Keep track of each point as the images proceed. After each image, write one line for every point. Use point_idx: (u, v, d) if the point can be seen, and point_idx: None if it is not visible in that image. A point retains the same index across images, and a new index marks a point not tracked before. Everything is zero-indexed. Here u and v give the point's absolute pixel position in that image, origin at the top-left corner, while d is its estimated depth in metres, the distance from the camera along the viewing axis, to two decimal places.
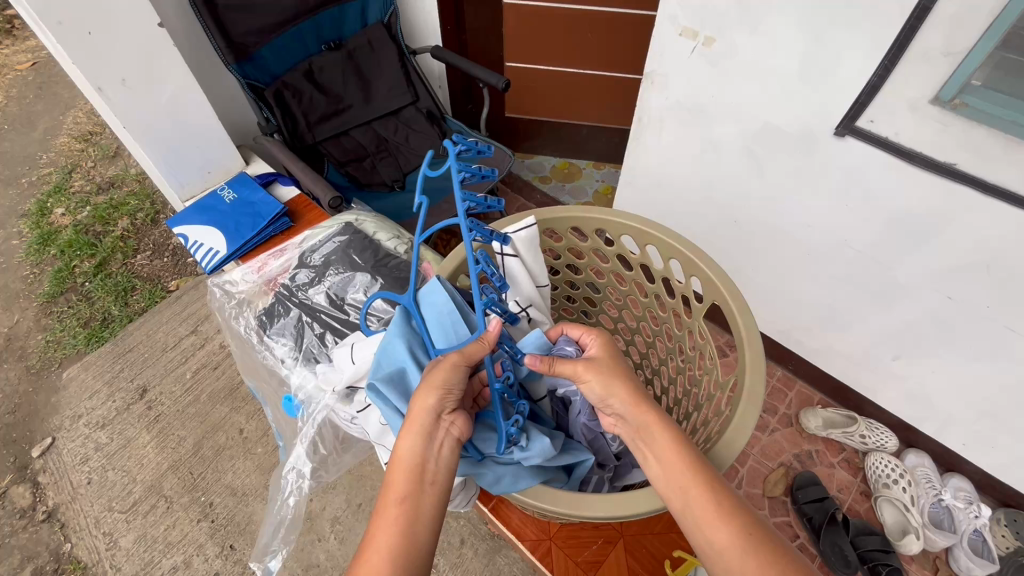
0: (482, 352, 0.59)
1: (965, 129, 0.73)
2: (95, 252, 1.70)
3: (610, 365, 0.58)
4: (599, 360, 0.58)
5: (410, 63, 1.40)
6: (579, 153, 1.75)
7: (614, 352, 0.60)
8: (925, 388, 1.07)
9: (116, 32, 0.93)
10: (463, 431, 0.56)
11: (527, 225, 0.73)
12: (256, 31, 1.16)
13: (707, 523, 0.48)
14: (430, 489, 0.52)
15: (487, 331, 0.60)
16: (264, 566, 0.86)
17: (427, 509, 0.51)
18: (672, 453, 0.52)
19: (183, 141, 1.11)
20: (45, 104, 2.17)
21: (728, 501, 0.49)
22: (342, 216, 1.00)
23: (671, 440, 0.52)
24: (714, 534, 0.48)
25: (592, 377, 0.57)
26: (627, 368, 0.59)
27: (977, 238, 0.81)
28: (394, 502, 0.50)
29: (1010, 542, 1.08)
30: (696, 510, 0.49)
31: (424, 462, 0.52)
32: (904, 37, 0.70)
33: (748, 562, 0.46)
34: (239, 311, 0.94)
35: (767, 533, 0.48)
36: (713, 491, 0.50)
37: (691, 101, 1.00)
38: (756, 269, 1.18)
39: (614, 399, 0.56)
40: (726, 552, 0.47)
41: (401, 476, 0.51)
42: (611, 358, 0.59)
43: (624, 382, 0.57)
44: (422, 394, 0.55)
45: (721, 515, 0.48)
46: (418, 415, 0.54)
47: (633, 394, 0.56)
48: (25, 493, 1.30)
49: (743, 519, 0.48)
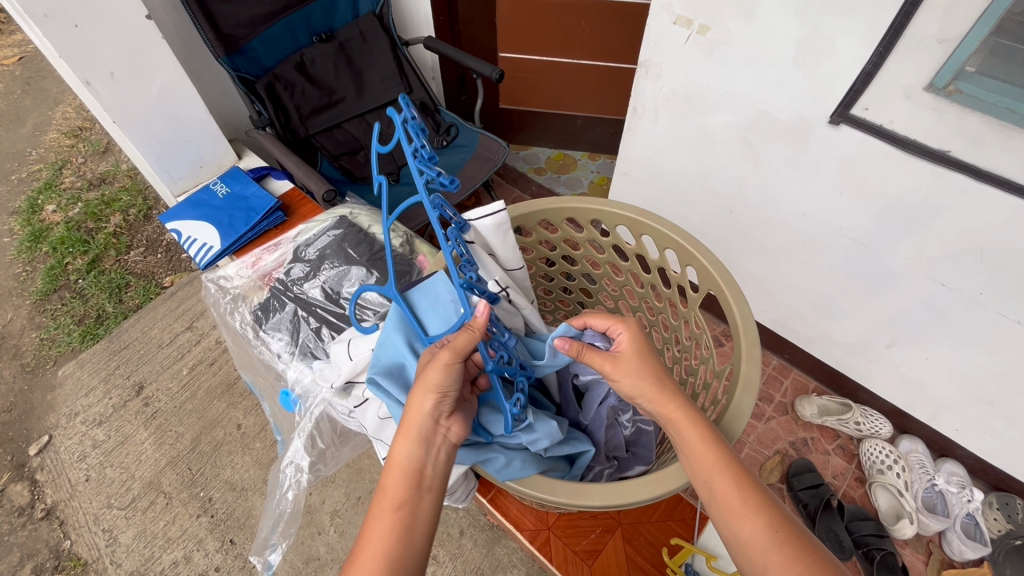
0: (472, 341, 0.56)
1: (959, 116, 0.73)
2: (87, 248, 1.69)
3: (640, 361, 0.56)
4: (628, 356, 0.56)
5: (403, 54, 1.38)
6: (573, 144, 1.74)
7: (643, 346, 0.58)
8: (918, 375, 1.08)
9: (103, 24, 0.91)
10: (459, 435, 0.56)
11: (495, 210, 0.71)
12: (246, 23, 1.15)
13: (733, 517, 0.49)
14: (428, 494, 0.52)
15: (477, 317, 0.58)
16: (264, 560, 0.86)
17: (424, 514, 0.51)
18: (702, 448, 0.51)
19: (174, 134, 1.09)
20: (33, 99, 2.15)
21: (757, 496, 0.49)
22: (337, 210, 1.00)
23: (702, 435, 0.52)
24: (741, 528, 0.49)
25: (620, 377, 0.56)
26: (657, 364, 0.57)
27: (971, 225, 0.81)
28: (391, 507, 0.51)
29: (1001, 525, 1.10)
30: (724, 504, 0.50)
31: (422, 468, 0.53)
32: (898, 23, 0.70)
33: (772, 557, 0.47)
34: (234, 306, 0.93)
35: (795, 528, 0.48)
36: (741, 487, 0.50)
37: (685, 90, 0.99)
38: (751, 258, 1.19)
39: (642, 397, 0.55)
40: (752, 546, 0.48)
41: (399, 482, 0.52)
42: (642, 353, 0.57)
43: (654, 380, 0.55)
44: (419, 397, 0.54)
45: (747, 511, 0.49)
46: (415, 419, 0.54)
47: (663, 391, 0.54)
48: (23, 491, 1.30)
49: (771, 515, 0.49)
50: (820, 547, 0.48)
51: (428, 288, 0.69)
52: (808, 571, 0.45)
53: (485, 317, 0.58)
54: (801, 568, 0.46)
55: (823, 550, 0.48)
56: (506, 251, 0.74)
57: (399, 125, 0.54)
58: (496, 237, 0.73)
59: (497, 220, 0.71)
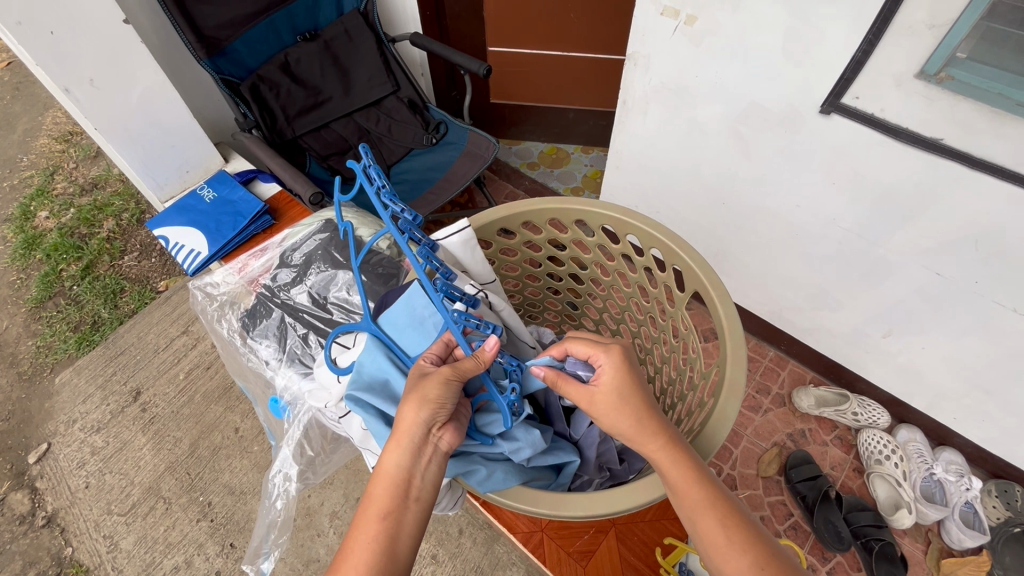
0: (476, 370, 0.55)
1: (950, 103, 0.71)
2: (81, 255, 1.68)
3: (619, 398, 0.53)
4: (604, 394, 0.54)
5: (389, 51, 1.37)
6: (566, 138, 1.73)
7: (623, 378, 0.54)
8: (916, 365, 1.07)
9: (81, 31, 0.90)
10: (451, 445, 0.55)
11: (459, 229, 0.71)
12: (228, 24, 1.13)
13: (718, 554, 0.48)
14: (414, 505, 0.51)
15: (484, 350, 0.56)
16: (257, 567, 0.86)
17: (409, 523, 0.51)
18: (686, 485, 0.50)
19: (158, 140, 1.08)
20: (23, 104, 2.13)
21: (744, 535, 0.48)
22: (322, 212, 0.99)
23: (685, 476, 0.50)
24: (726, 565, 0.48)
25: (599, 415, 0.54)
26: (637, 397, 0.54)
27: (966, 214, 0.80)
28: (377, 517, 0.50)
29: (1001, 513, 1.10)
30: (708, 540, 0.49)
31: (411, 478, 0.51)
32: (887, 10, 0.68)
33: None
34: (222, 312, 0.92)
35: (782, 566, 0.47)
36: (725, 525, 0.49)
37: (674, 83, 0.98)
38: (746, 251, 1.18)
39: (621, 435, 0.54)
40: None
41: (386, 491, 0.51)
42: (621, 387, 0.54)
43: (634, 418, 0.53)
44: (413, 408, 0.52)
45: (733, 549, 0.48)
46: (407, 429, 0.52)
47: (644, 429, 0.52)
48: (23, 499, 1.30)
49: (758, 553, 0.48)
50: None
51: (405, 302, 0.68)
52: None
53: (495, 352, 0.56)
54: None
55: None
56: (477, 264, 0.74)
57: (359, 169, 0.56)
58: (465, 254, 0.73)
59: (464, 238, 0.71)
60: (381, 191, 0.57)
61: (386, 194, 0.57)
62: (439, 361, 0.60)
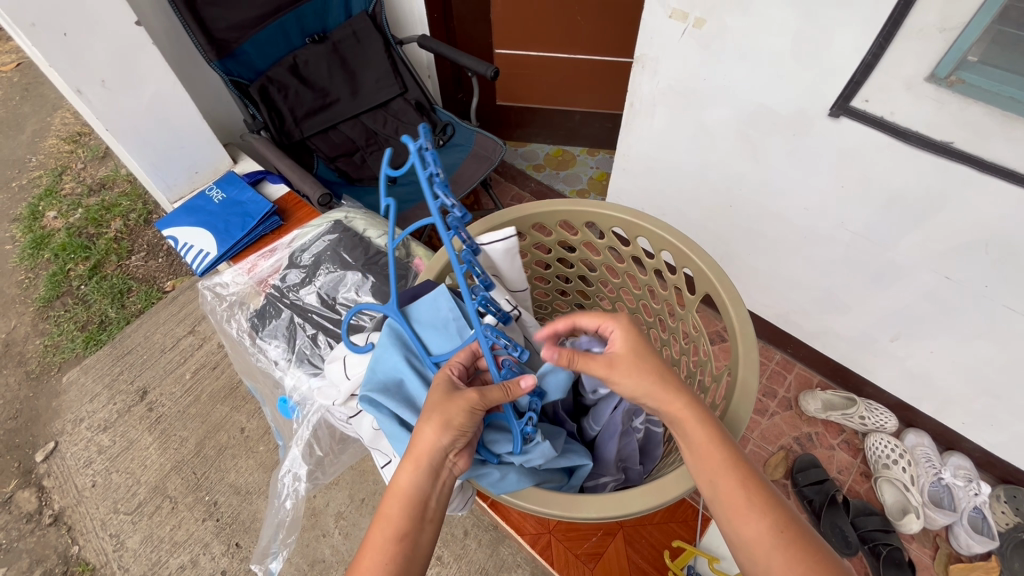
0: (502, 399, 0.54)
1: (961, 107, 0.71)
2: (89, 254, 1.69)
3: (639, 361, 0.55)
4: (623, 356, 0.55)
5: (397, 54, 1.38)
6: (572, 140, 1.73)
7: (636, 341, 0.56)
8: (924, 369, 1.07)
9: (94, 33, 0.91)
10: (464, 466, 0.55)
11: (505, 237, 0.72)
12: (238, 26, 1.14)
13: (738, 516, 0.49)
14: (428, 526, 0.52)
15: (520, 386, 0.56)
16: (265, 568, 0.87)
17: (423, 544, 0.51)
18: (708, 447, 0.51)
19: (168, 141, 1.09)
20: (32, 105, 2.14)
21: (762, 497, 0.49)
22: (332, 214, 0.99)
23: (708, 436, 0.51)
24: (744, 527, 0.49)
25: (621, 378, 0.54)
26: (654, 358, 0.55)
27: (977, 217, 0.79)
28: (392, 538, 0.50)
29: (1010, 519, 1.09)
30: (728, 503, 0.50)
31: (427, 499, 0.52)
32: (898, 13, 0.68)
33: (775, 556, 0.47)
34: (231, 312, 0.93)
35: (799, 527, 0.48)
36: (746, 486, 0.50)
37: (682, 85, 0.98)
38: (752, 253, 1.18)
39: (646, 396, 0.54)
40: (755, 545, 0.48)
41: (402, 512, 0.51)
42: (636, 350, 0.55)
43: (655, 376, 0.54)
44: (433, 431, 0.52)
45: (753, 511, 0.49)
46: (425, 452, 0.52)
47: (667, 390, 0.53)
48: (30, 497, 1.31)
49: (776, 516, 0.49)
50: (823, 546, 0.49)
51: (432, 301, 0.68)
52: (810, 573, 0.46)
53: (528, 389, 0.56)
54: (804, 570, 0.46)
55: (827, 549, 0.48)
56: (513, 273, 0.76)
57: (416, 152, 0.50)
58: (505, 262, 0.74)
59: (508, 246, 0.72)
60: (434, 179, 0.53)
61: (440, 186, 0.52)
62: (464, 375, 0.60)
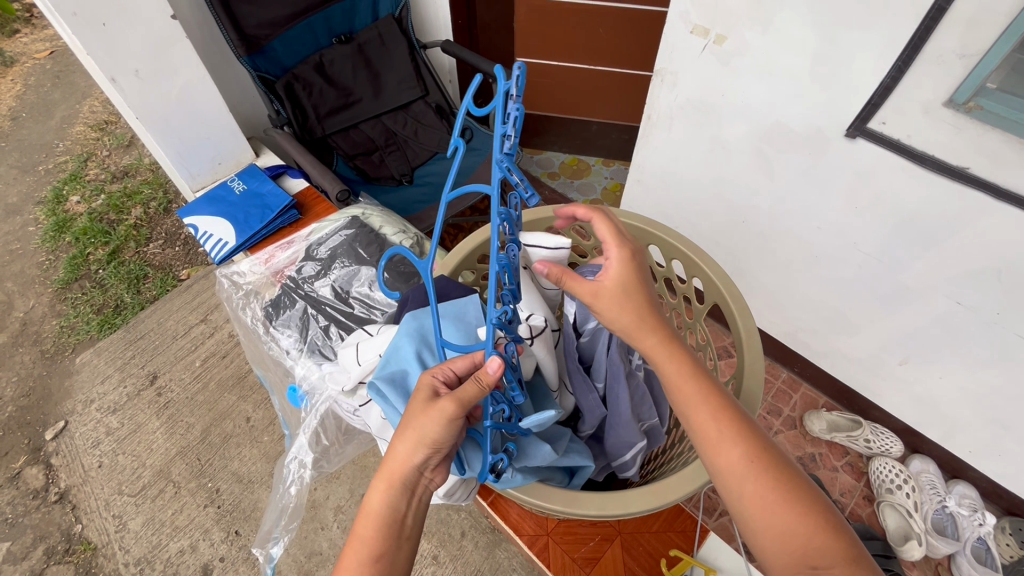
0: (478, 396, 0.51)
1: (977, 133, 0.72)
2: (108, 240, 1.73)
3: (623, 295, 0.54)
4: (610, 290, 0.55)
5: (420, 58, 1.41)
6: (588, 150, 1.74)
7: (629, 273, 0.55)
8: (931, 394, 1.06)
9: (131, 24, 0.94)
10: (441, 484, 0.56)
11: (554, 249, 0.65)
12: (268, 23, 1.17)
13: (713, 446, 0.51)
14: (405, 545, 0.52)
15: (486, 371, 0.50)
16: (266, 553, 0.88)
17: (401, 562, 0.52)
18: (681, 382, 0.53)
19: (194, 131, 1.12)
20: (62, 92, 2.20)
21: (736, 428, 0.51)
22: (349, 209, 1.01)
23: (680, 371, 0.53)
24: (718, 457, 0.51)
25: (602, 310, 0.55)
26: (640, 294, 0.55)
27: (990, 244, 0.80)
28: (368, 559, 0.50)
29: (1014, 551, 1.08)
30: (702, 435, 0.52)
31: (403, 518, 0.53)
32: (918, 37, 0.69)
33: (748, 483, 0.49)
34: (246, 301, 0.95)
35: (772, 457, 0.50)
36: (719, 419, 0.51)
37: (700, 100, 0.99)
38: (762, 270, 1.18)
39: (625, 330, 0.55)
40: (729, 474, 0.50)
41: (378, 533, 0.51)
42: (625, 283, 0.55)
43: (636, 313, 0.54)
44: (408, 448, 0.52)
45: (726, 441, 0.50)
46: (398, 471, 0.53)
47: (646, 324, 0.54)
48: (38, 474, 1.33)
49: (749, 446, 0.50)
50: (798, 475, 0.51)
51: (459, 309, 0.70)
52: (781, 499, 0.48)
53: (497, 376, 0.50)
54: (775, 495, 0.49)
55: (802, 477, 0.50)
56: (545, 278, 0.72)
57: (507, 111, 0.43)
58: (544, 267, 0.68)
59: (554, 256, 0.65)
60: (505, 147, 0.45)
61: (506, 152, 0.45)
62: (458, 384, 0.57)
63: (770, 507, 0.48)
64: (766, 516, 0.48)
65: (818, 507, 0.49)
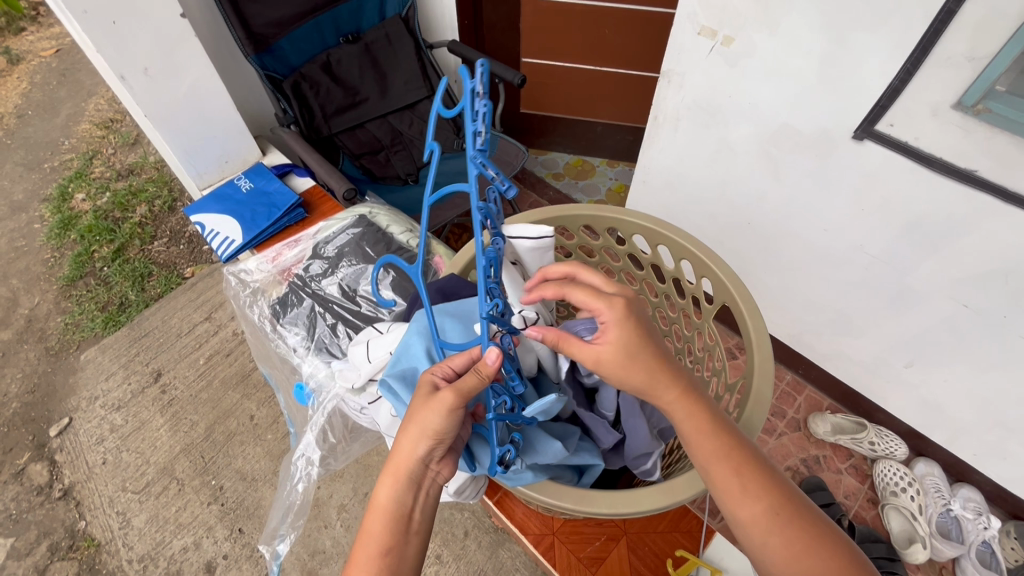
0: (478, 387, 0.50)
1: (985, 136, 0.72)
2: (113, 237, 1.73)
3: (628, 358, 0.52)
4: (613, 356, 0.52)
5: (426, 58, 1.40)
6: (593, 150, 1.74)
7: (629, 336, 0.52)
8: (937, 397, 1.06)
9: (140, 23, 0.94)
10: (448, 476, 0.55)
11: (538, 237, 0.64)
12: (275, 22, 1.17)
13: (735, 500, 0.51)
14: (414, 539, 0.53)
15: (485, 362, 0.50)
16: (273, 549, 0.87)
17: (410, 556, 0.52)
18: (699, 437, 0.52)
19: (201, 130, 1.12)
20: (68, 90, 2.21)
21: (758, 482, 0.51)
22: (356, 208, 1.01)
23: (698, 428, 0.52)
24: (741, 511, 0.51)
25: (608, 372, 0.53)
26: (646, 354, 0.52)
27: (997, 247, 0.80)
28: (377, 554, 0.51)
29: (1018, 556, 1.08)
30: (724, 489, 0.51)
31: (410, 513, 0.53)
32: (927, 40, 0.69)
33: (772, 535, 0.50)
34: (253, 299, 0.95)
35: (794, 506, 0.51)
36: (740, 473, 0.51)
37: (707, 101, 0.99)
38: (767, 272, 1.18)
39: (637, 389, 0.54)
40: (752, 526, 0.50)
41: (387, 528, 0.52)
42: (627, 346, 0.52)
43: (647, 372, 0.53)
44: (411, 443, 0.52)
45: (748, 496, 0.50)
46: (404, 466, 0.52)
47: (660, 382, 0.53)
48: (42, 471, 1.34)
49: (771, 498, 0.51)
50: (821, 518, 0.51)
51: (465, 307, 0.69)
52: (808, 548, 0.49)
53: (496, 365, 0.50)
54: (800, 544, 0.49)
55: (824, 519, 0.51)
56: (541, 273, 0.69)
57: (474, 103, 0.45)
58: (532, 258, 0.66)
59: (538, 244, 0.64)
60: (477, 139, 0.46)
61: (479, 148, 0.47)
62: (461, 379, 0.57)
63: (796, 556, 0.49)
64: (792, 565, 0.49)
65: (843, 549, 0.50)
